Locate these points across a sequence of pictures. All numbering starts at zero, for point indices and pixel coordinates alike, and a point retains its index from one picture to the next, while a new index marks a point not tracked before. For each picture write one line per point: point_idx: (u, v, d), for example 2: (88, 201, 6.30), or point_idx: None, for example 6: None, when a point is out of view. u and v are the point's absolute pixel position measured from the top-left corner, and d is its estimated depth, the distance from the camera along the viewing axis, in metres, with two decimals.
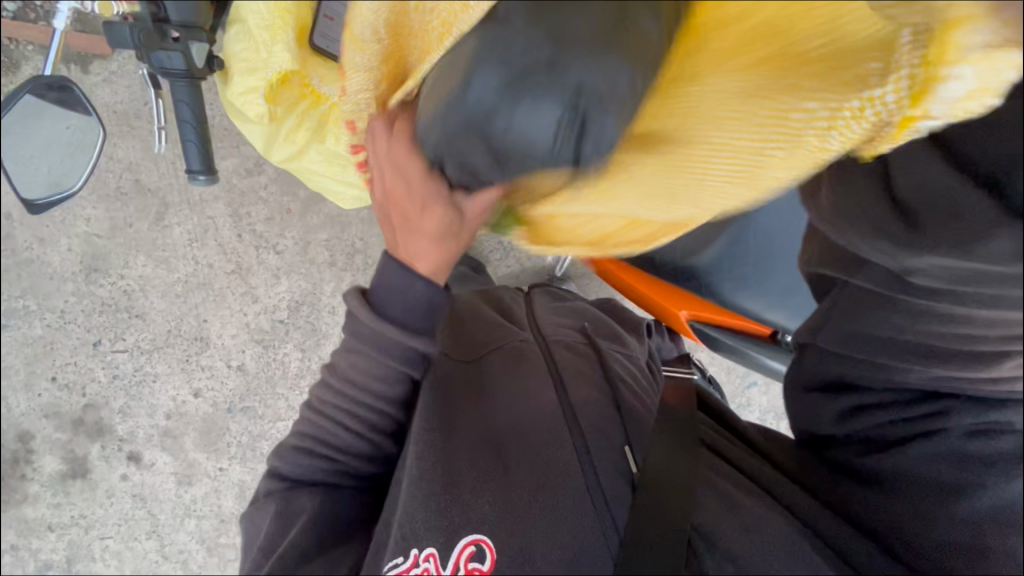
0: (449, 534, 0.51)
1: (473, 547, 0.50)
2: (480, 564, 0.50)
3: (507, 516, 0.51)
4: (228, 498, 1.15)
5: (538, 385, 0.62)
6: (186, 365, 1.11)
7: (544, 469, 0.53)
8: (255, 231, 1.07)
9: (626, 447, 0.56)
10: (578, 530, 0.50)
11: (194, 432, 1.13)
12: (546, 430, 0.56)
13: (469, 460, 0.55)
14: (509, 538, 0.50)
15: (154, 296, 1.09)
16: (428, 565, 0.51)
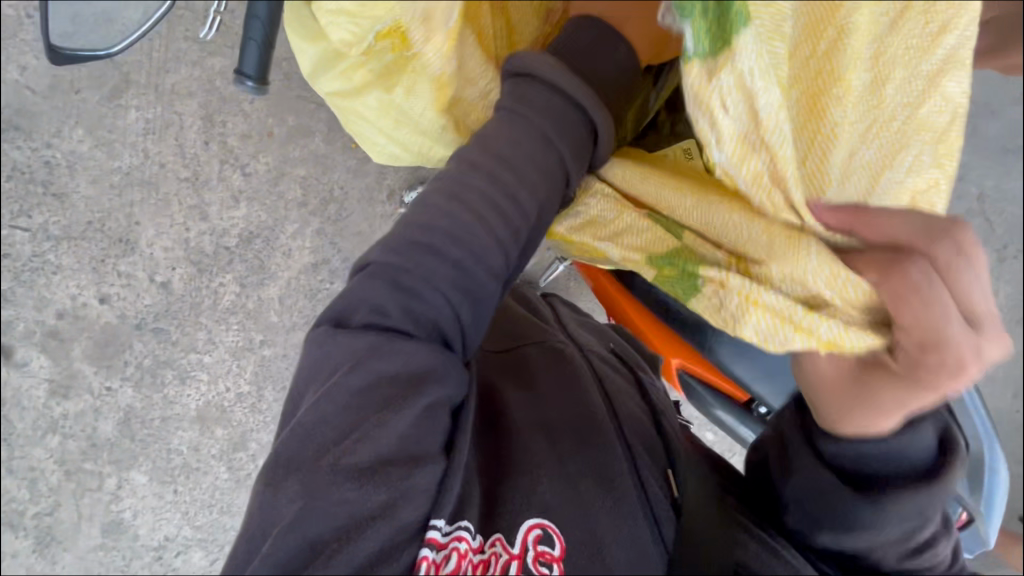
0: (512, 514, 0.46)
1: (539, 530, 0.45)
2: (549, 548, 0.44)
3: (571, 505, 0.47)
4: (107, 422, 1.02)
5: (585, 384, 0.56)
6: (99, 266, 0.97)
7: (597, 465, 0.49)
8: (226, 144, 0.97)
9: (669, 470, 0.53)
10: (636, 536, 0.47)
11: (88, 340, 0.99)
12: (595, 428, 0.52)
13: (524, 449, 0.50)
14: (575, 530, 0.45)
15: (83, 179, 0.95)
16: (496, 550, 0.44)
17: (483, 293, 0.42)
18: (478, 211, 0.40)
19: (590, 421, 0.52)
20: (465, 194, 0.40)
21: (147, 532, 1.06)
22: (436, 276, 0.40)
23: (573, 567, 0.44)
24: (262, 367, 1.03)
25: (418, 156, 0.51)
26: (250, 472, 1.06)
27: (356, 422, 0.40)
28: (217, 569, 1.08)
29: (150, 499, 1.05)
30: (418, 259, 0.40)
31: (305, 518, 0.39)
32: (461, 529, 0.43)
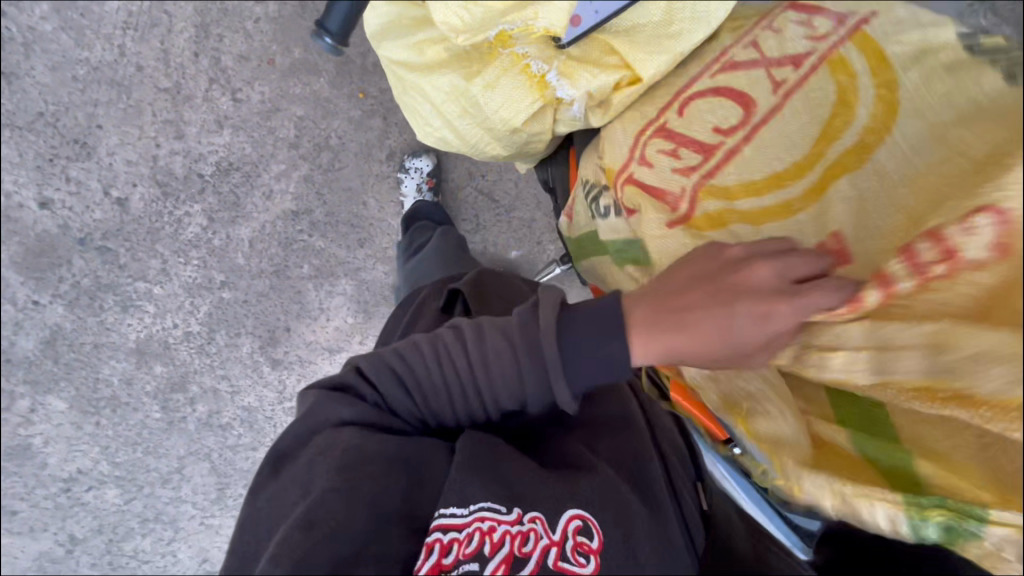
0: (552, 499, 0.43)
1: (580, 521, 0.42)
2: (589, 540, 0.41)
3: (613, 499, 0.44)
4: (28, 339, 0.92)
5: (619, 393, 0.55)
6: (44, 165, 0.86)
7: (634, 468, 0.48)
8: (218, 62, 0.88)
9: (699, 485, 0.52)
10: (674, 544, 0.44)
11: (18, 245, 0.88)
12: (629, 437, 0.51)
13: (566, 446, 0.49)
14: (616, 526, 0.42)
15: (40, 64, 0.84)
16: (535, 526, 0.41)
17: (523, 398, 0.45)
18: (666, 343, 0.41)
19: (630, 425, 0.52)
20: (666, 306, 0.41)
21: (58, 461, 0.97)
22: (593, 367, 0.43)
23: (615, 563, 0.40)
24: (217, 309, 0.96)
25: (468, 146, 0.55)
26: (185, 416, 0.99)
27: (374, 414, 0.46)
28: (131, 509, 1.01)
29: (66, 428, 0.96)
30: (596, 326, 0.43)
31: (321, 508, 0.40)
32: (483, 510, 0.42)
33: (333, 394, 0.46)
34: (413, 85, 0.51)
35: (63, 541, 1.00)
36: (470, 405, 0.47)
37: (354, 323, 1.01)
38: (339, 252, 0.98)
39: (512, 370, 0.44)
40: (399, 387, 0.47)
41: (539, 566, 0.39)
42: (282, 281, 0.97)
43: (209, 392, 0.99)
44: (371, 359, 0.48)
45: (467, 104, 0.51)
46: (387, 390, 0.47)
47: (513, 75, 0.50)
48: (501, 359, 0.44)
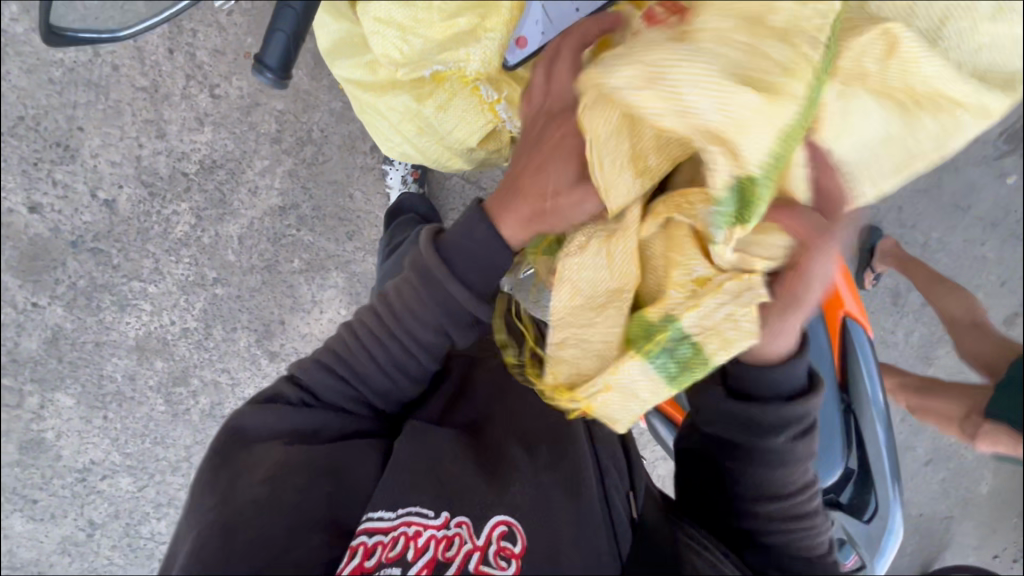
0: (480, 506, 0.46)
1: (503, 527, 0.44)
2: (511, 545, 0.43)
3: (539, 506, 0.46)
4: (32, 339, 0.94)
5: None
6: (30, 169, 0.87)
7: (568, 474, 0.50)
8: (194, 58, 0.87)
9: (636, 492, 0.54)
10: (600, 546, 0.45)
11: (12, 250, 0.90)
12: (566, 441, 0.52)
13: (499, 454, 0.51)
14: (539, 531, 0.44)
15: (15, 68, 0.83)
16: (460, 531, 0.44)
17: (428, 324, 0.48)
18: (523, 214, 0.45)
19: (564, 434, 0.53)
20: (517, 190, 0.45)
21: (71, 453, 1.02)
22: (482, 262, 0.47)
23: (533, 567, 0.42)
24: (212, 305, 0.98)
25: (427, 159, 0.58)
26: (188, 408, 1.03)
27: (308, 416, 0.50)
28: (144, 496, 1.06)
29: (76, 422, 1.00)
30: (473, 253, 0.47)
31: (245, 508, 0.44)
32: (410, 514, 0.45)
33: (263, 403, 0.50)
34: (367, 104, 0.54)
35: (83, 526, 1.05)
36: (402, 361, 0.50)
37: (347, 314, 1.02)
38: (328, 246, 0.99)
39: (429, 308, 0.48)
40: (332, 374, 0.50)
41: (460, 570, 0.41)
42: (273, 276, 0.98)
43: (210, 384, 1.02)
44: (301, 366, 0.51)
45: (420, 122, 0.53)
46: (318, 383, 0.50)
47: (463, 97, 0.52)
48: (409, 300, 0.48)
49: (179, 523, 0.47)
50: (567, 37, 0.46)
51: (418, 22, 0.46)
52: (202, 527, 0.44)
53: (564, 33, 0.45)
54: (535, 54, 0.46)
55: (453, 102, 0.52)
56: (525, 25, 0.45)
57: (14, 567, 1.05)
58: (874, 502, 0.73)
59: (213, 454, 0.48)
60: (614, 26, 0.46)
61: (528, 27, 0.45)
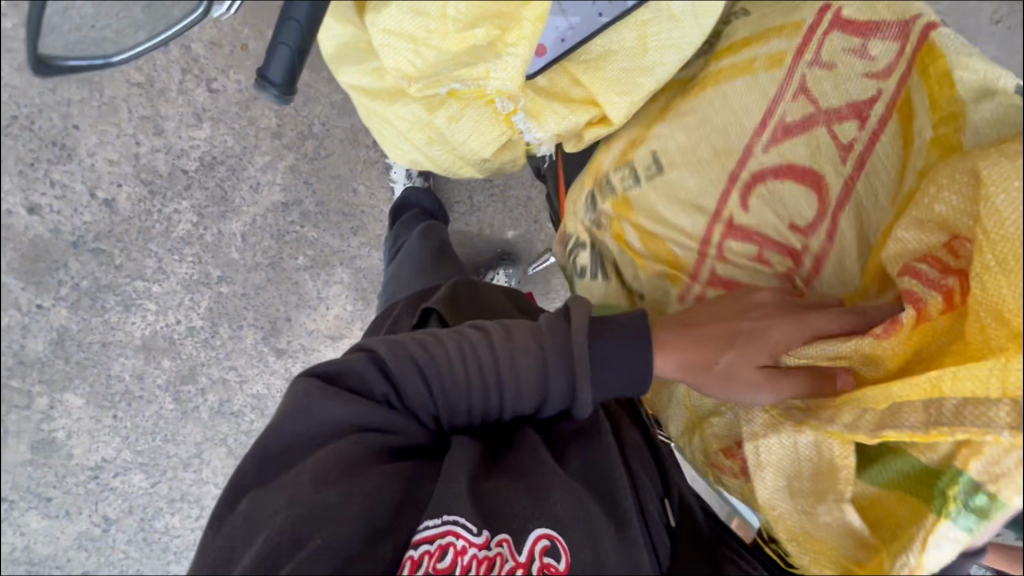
0: (521, 520, 0.45)
1: (546, 541, 0.44)
2: (555, 562, 0.43)
3: (582, 519, 0.46)
4: (37, 340, 0.94)
5: (594, 408, 0.56)
6: (27, 170, 0.85)
7: (604, 486, 0.49)
8: (189, 51, 0.84)
9: (665, 499, 0.54)
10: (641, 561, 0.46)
11: (13, 252, 0.88)
12: (601, 450, 0.52)
13: (535, 459, 0.50)
14: (582, 545, 0.44)
15: (6, 65, 0.81)
16: (502, 550, 0.43)
17: (544, 391, 0.49)
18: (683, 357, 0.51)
19: (598, 439, 0.53)
20: (696, 325, 0.52)
21: (83, 452, 1.02)
22: (614, 373, 0.49)
23: None
24: (217, 304, 0.97)
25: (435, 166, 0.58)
26: (197, 406, 1.03)
27: (372, 408, 0.47)
28: (157, 492, 1.07)
29: (86, 421, 1.00)
30: (623, 341, 0.49)
31: (299, 527, 0.41)
32: (454, 525, 0.43)
33: (327, 390, 0.46)
34: (375, 112, 0.53)
35: (98, 522, 1.06)
36: (483, 407, 0.50)
37: (354, 310, 1.01)
38: (332, 241, 0.97)
39: (533, 382, 0.48)
40: (418, 376, 0.48)
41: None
42: (278, 274, 0.97)
43: (218, 382, 1.02)
44: (391, 349, 0.49)
45: (428, 131, 0.53)
46: (403, 376, 0.48)
47: (477, 108, 0.52)
48: (529, 365, 0.48)
49: (204, 538, 0.43)
50: (586, 44, 0.50)
51: (430, 33, 0.44)
52: (272, 532, 0.41)
53: (583, 40, 0.49)
54: (556, 60, 0.50)
55: (464, 112, 0.52)
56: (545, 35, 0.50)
57: (31, 562, 1.06)
58: None
59: (251, 464, 0.45)
60: (636, 33, 0.49)
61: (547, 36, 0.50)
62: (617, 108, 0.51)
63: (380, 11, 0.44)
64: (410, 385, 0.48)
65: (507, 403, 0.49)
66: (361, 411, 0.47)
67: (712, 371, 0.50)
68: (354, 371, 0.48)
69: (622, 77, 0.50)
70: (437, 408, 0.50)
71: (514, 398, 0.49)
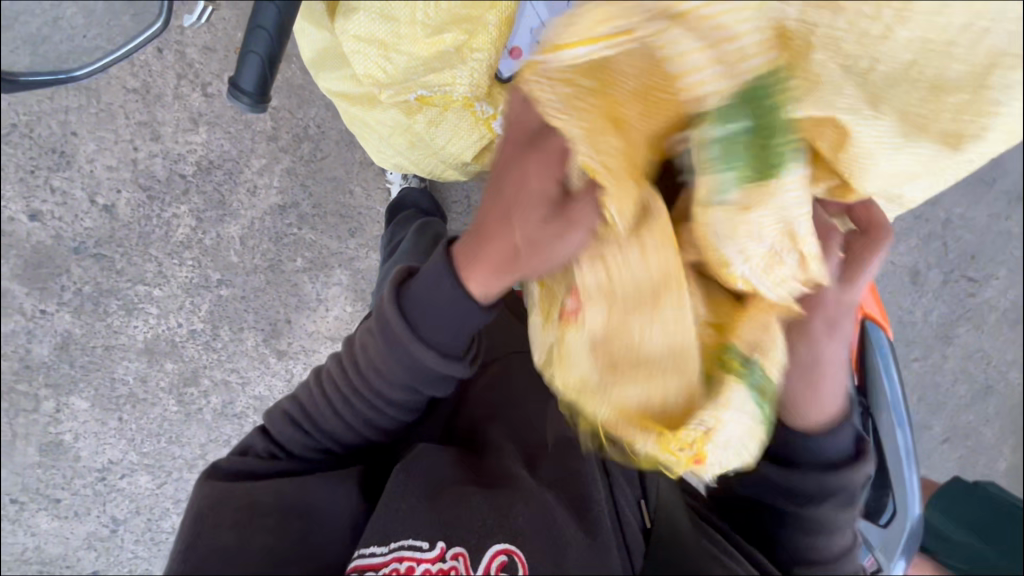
0: (482, 533, 0.45)
1: (505, 556, 0.44)
2: None
3: (545, 530, 0.46)
4: (42, 345, 0.95)
5: (568, 411, 0.57)
6: (27, 177, 0.86)
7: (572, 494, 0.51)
8: (184, 56, 0.85)
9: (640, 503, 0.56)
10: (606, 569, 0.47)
11: (17, 258, 0.90)
12: (568, 457, 0.54)
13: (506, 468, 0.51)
14: (543, 558, 0.45)
15: None
16: (456, 564, 0.44)
17: (391, 375, 0.48)
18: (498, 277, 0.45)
19: (572, 448, 0.54)
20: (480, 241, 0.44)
21: (90, 454, 1.03)
22: (444, 317, 0.46)
23: None
24: (217, 307, 0.98)
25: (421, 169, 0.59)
26: (201, 408, 1.04)
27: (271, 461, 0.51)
28: (163, 492, 1.08)
29: (92, 424, 1.02)
30: (433, 296, 0.46)
31: (211, 558, 0.45)
32: (403, 549, 0.45)
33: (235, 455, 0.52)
34: (357, 117, 0.54)
35: (107, 522, 1.08)
36: (363, 413, 0.51)
37: (353, 311, 1.02)
38: (330, 243, 0.97)
39: (395, 373, 0.48)
40: (327, 406, 0.51)
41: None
42: (277, 276, 0.97)
43: (220, 384, 1.03)
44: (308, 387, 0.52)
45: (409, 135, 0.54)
46: (290, 432, 0.52)
47: (455, 113, 0.52)
48: (381, 356, 0.48)
49: None
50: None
51: (399, 38, 0.44)
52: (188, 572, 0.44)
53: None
54: (531, 64, 0.48)
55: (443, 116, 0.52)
56: (517, 36, 0.47)
57: (42, 562, 1.08)
58: (891, 505, 0.73)
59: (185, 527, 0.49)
60: None
61: (521, 36, 0.47)
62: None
63: (349, 18, 0.44)
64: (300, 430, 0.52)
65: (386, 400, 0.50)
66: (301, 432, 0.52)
67: (521, 254, 0.41)
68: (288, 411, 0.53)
69: None
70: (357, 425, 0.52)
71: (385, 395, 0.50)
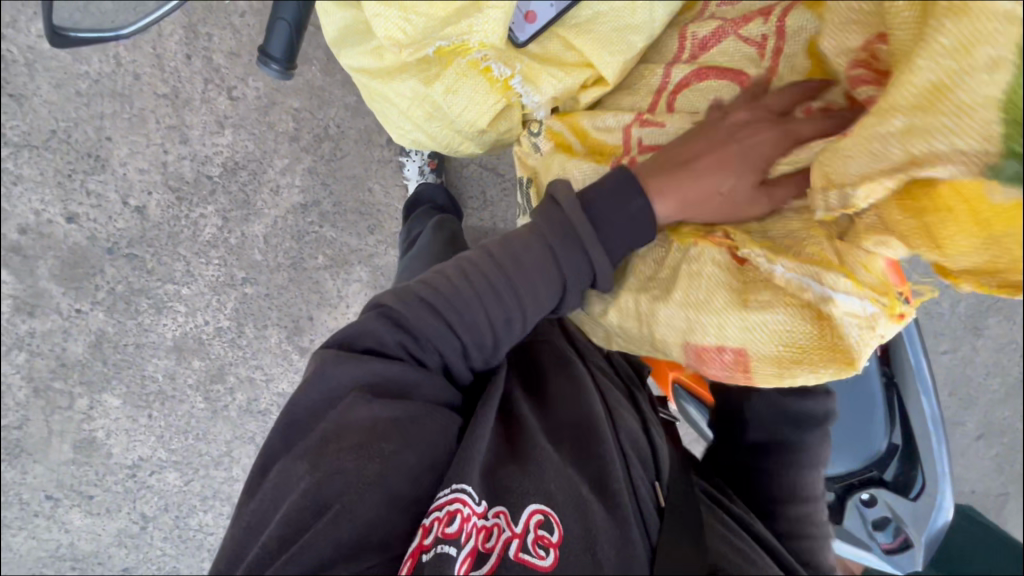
0: (518, 495, 0.47)
1: (541, 515, 0.46)
2: (548, 534, 0.45)
3: (575, 496, 0.48)
4: (77, 343, 0.99)
5: (588, 387, 0.58)
6: (64, 181, 0.90)
7: (596, 463, 0.51)
8: (211, 62, 0.89)
9: (656, 482, 0.57)
10: (629, 539, 0.48)
11: (54, 259, 0.94)
12: (590, 424, 0.54)
13: (530, 437, 0.52)
14: (574, 522, 0.46)
15: (44, 84, 0.86)
16: (497, 521, 0.45)
17: (567, 269, 0.49)
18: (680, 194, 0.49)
19: (590, 425, 0.54)
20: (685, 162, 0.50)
21: (121, 451, 1.06)
22: (619, 227, 0.50)
23: (567, 558, 0.44)
24: (241, 304, 1.00)
25: (443, 146, 0.61)
26: (227, 404, 1.06)
27: (393, 361, 0.47)
28: (190, 489, 1.10)
29: (123, 421, 1.05)
30: (616, 199, 0.49)
31: (315, 489, 0.43)
32: (461, 493, 0.45)
33: (333, 355, 0.47)
34: (376, 91, 0.57)
35: (137, 519, 1.10)
36: (511, 315, 0.50)
37: None
38: (350, 240, 1.00)
39: (543, 269, 0.49)
40: (434, 314, 0.48)
41: (502, 558, 0.43)
42: (299, 273, 1.00)
43: (245, 381, 1.05)
44: (398, 299, 0.49)
45: (430, 107, 0.56)
46: (415, 322, 0.48)
47: (472, 78, 0.55)
48: (536, 253, 0.49)
49: (226, 539, 0.45)
50: (574, 9, 0.52)
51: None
52: (297, 495, 0.43)
53: (570, 4, 0.51)
54: (546, 26, 0.52)
55: (463, 82, 0.55)
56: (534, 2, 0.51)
57: (75, 559, 1.11)
58: (921, 479, 0.75)
59: (263, 459, 0.48)
60: None
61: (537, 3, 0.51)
62: (611, 68, 0.53)
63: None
64: (431, 319, 0.48)
65: (539, 293, 0.49)
66: (379, 365, 0.47)
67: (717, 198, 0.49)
68: (371, 327, 0.48)
69: (609, 35, 0.52)
70: (462, 337, 0.49)
71: (526, 282, 0.49)
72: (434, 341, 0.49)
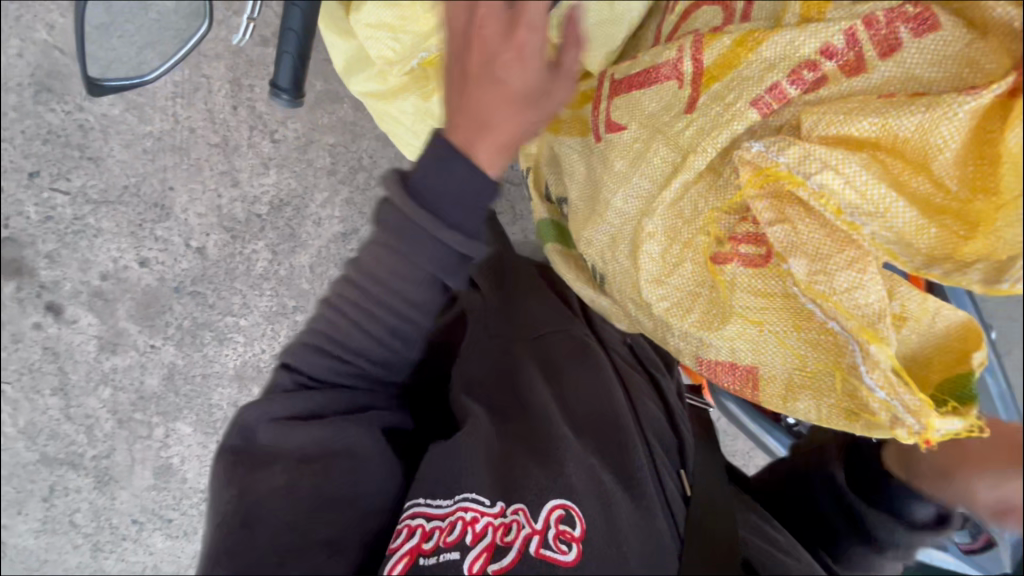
0: (536, 492, 0.52)
1: (561, 510, 0.50)
2: (570, 529, 0.49)
3: (596, 490, 0.53)
4: (153, 377, 1.08)
5: (609, 380, 0.63)
6: (136, 230, 1.00)
7: (616, 456, 0.56)
8: (255, 110, 0.97)
9: (681, 471, 0.62)
10: (652, 528, 0.52)
11: (131, 301, 1.04)
12: (610, 417, 0.59)
13: (547, 421, 0.58)
14: (595, 513, 0.51)
15: (117, 144, 0.97)
16: (517, 517, 0.50)
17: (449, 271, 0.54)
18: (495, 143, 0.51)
19: (613, 418, 0.59)
20: (486, 117, 0.50)
21: (194, 475, 1.14)
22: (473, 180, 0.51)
23: (590, 551, 0.48)
24: (294, 332, 1.07)
25: None
26: None
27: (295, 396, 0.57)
28: None
29: (195, 447, 1.13)
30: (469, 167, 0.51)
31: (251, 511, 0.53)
32: (466, 501, 0.51)
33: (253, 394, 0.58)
34: (383, 110, 0.66)
35: None
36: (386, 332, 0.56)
37: None
38: None
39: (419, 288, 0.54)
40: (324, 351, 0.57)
41: (521, 551, 0.48)
42: None
43: None
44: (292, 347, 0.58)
45: (428, 118, 0.66)
46: (306, 362, 0.57)
47: None
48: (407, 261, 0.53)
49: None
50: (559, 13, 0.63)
51: (404, 21, 0.56)
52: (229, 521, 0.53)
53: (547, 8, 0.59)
54: None
55: None
56: None
57: None
58: None
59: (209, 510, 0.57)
60: None
61: None
62: (595, 60, 0.65)
63: (360, 9, 0.56)
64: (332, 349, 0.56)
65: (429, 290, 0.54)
66: (288, 403, 0.56)
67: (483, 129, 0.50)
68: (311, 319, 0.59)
69: (596, 38, 0.63)
70: (347, 362, 0.57)
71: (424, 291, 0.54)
72: (343, 364, 0.57)
